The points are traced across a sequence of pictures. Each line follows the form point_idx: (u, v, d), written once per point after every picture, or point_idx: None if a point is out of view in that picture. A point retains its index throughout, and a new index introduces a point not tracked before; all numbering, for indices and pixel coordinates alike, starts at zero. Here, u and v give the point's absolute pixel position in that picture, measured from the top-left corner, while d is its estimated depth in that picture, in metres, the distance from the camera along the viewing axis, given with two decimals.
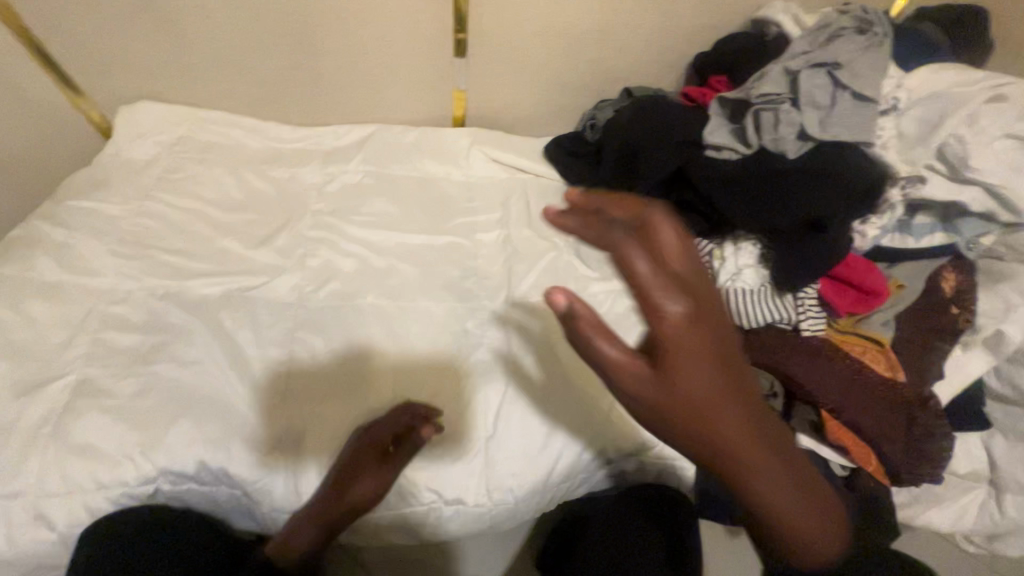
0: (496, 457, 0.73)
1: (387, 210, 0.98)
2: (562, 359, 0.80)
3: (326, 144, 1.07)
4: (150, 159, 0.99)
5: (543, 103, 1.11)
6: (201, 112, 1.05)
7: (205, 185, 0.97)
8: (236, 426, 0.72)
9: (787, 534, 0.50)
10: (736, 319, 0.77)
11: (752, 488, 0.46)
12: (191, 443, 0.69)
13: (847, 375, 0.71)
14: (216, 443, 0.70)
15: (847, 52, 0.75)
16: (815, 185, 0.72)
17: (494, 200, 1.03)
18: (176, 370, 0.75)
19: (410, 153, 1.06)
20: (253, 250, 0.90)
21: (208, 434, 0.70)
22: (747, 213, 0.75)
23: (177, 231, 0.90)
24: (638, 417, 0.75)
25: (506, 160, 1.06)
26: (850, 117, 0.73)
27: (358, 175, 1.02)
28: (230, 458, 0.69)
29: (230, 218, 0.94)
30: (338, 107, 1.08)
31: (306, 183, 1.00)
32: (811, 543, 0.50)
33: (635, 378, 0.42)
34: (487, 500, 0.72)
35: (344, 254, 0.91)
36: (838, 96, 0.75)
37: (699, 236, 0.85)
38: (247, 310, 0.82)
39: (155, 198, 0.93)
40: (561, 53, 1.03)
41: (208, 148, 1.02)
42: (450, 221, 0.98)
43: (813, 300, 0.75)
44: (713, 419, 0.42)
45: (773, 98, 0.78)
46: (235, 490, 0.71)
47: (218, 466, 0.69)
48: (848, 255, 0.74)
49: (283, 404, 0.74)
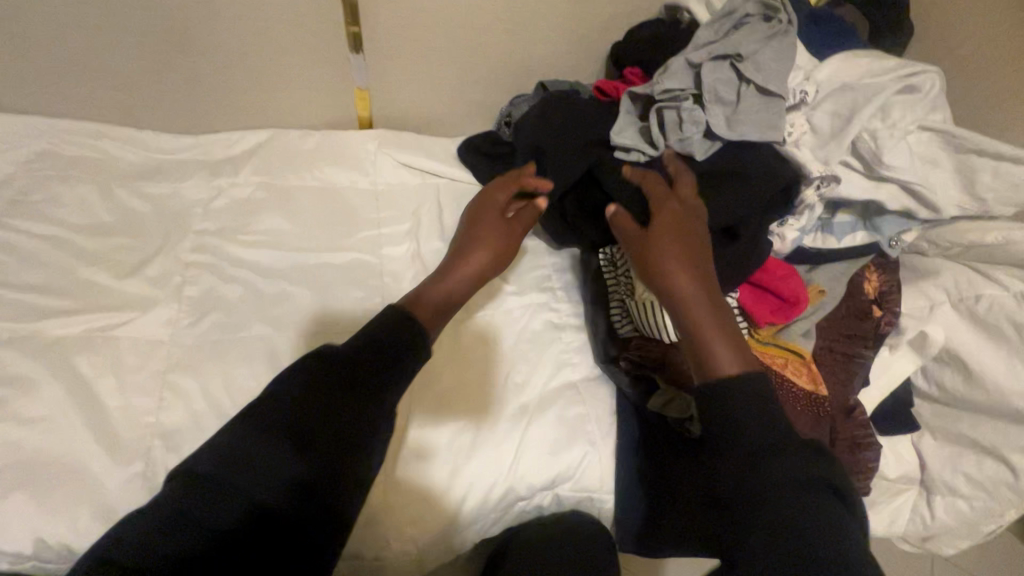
0: (395, 506, 0.65)
1: (282, 226, 0.88)
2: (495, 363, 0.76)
3: (214, 154, 0.96)
4: (2, 180, 0.86)
5: (456, 100, 1.03)
6: (63, 122, 0.92)
7: (67, 207, 0.85)
8: (88, 491, 0.63)
9: (697, 348, 0.59)
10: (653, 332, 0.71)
11: (690, 310, 0.60)
12: (28, 518, 0.60)
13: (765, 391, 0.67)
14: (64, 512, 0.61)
15: (747, 42, 0.69)
16: (728, 191, 0.67)
17: (405, 209, 0.94)
18: (18, 431, 0.65)
19: (309, 160, 0.96)
20: (122, 281, 0.79)
21: (49, 505, 0.61)
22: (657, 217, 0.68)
23: (31, 262, 0.79)
24: (551, 448, 0.69)
25: (417, 164, 0.98)
26: (756, 115, 0.68)
27: (249, 187, 0.92)
28: (79, 530, 0.61)
29: (95, 245, 0.83)
30: (226, 111, 0.97)
31: (189, 200, 0.89)
32: (717, 348, 0.58)
33: (630, 231, 0.66)
34: (386, 552, 0.65)
35: (230, 279, 0.81)
36: (743, 92, 0.69)
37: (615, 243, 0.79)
38: (110, 352, 0.72)
39: (5, 226, 0.81)
40: (469, 46, 0.94)
41: (73, 164, 0.89)
42: (354, 235, 0.89)
43: None
44: (659, 255, 0.62)
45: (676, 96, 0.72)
46: None
47: (64, 543, 0.60)
48: (767, 259, 0.69)
49: (147, 462, 0.65)
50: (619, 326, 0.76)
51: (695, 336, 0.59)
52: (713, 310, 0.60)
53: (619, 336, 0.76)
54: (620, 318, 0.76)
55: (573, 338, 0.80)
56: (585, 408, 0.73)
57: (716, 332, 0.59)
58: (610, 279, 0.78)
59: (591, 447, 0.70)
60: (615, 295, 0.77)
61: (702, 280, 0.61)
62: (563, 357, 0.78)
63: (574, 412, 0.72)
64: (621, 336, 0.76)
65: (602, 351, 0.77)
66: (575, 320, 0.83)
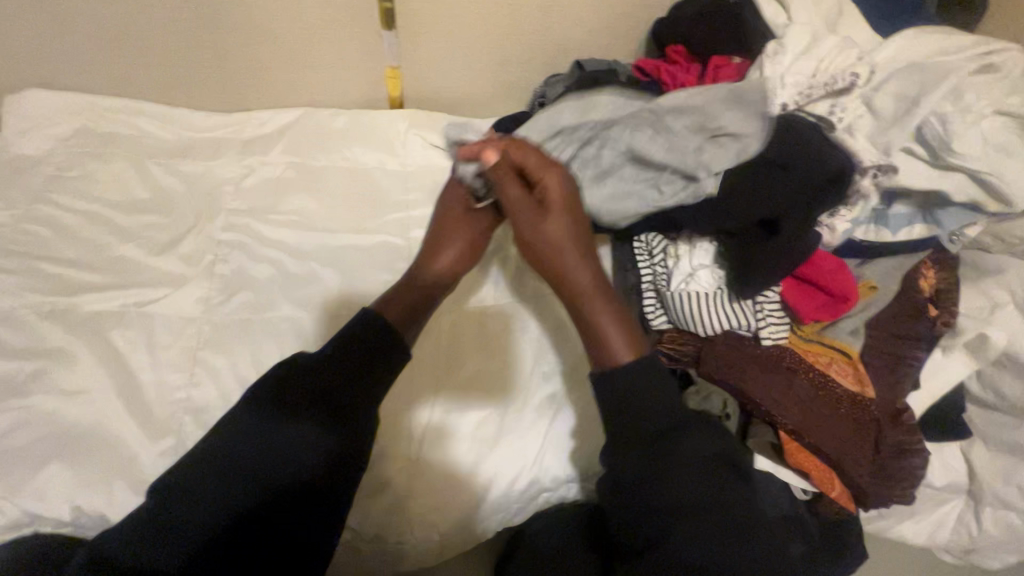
0: (421, 489, 0.65)
1: (310, 206, 0.87)
2: (467, 343, 0.73)
3: (246, 133, 0.95)
4: (43, 155, 0.88)
5: (489, 80, 1.00)
6: (100, 99, 0.93)
7: (104, 184, 0.86)
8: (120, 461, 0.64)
9: (596, 337, 0.64)
10: (690, 326, 0.69)
11: (588, 296, 0.67)
12: (65, 481, 0.62)
13: (807, 392, 0.63)
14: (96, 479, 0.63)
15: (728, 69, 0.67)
16: (771, 180, 0.63)
17: (433, 191, 0.92)
18: (58, 401, 0.66)
19: (339, 140, 0.95)
20: (156, 258, 0.80)
21: (84, 471, 0.63)
22: (695, 212, 0.68)
23: (70, 237, 0.81)
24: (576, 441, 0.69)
25: (447, 146, 0.95)
26: (745, 124, 0.65)
27: (280, 167, 0.91)
28: (109, 499, 0.62)
29: (131, 221, 0.84)
30: (258, 89, 0.97)
31: (221, 178, 0.89)
32: (610, 330, 0.64)
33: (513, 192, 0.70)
34: (407, 535, 0.64)
35: (259, 258, 0.81)
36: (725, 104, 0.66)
37: (653, 233, 0.75)
38: (144, 327, 0.73)
39: (45, 201, 0.83)
40: (504, 23, 0.91)
41: (109, 141, 0.90)
42: (381, 217, 0.88)
43: (773, 304, 0.67)
44: (535, 226, 0.68)
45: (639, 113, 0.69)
46: None
47: (99, 512, 0.62)
48: (815, 253, 0.65)
49: (176, 437, 0.66)
50: (653, 317, 0.73)
51: (596, 325, 0.65)
52: (603, 285, 0.68)
53: (652, 327, 0.73)
54: (653, 310, 0.73)
55: None
56: None
57: (612, 314, 0.65)
58: (644, 268, 0.74)
59: None
60: (649, 286, 0.73)
61: (589, 260, 0.69)
62: None
63: None
64: (654, 327, 0.73)
65: None
66: None
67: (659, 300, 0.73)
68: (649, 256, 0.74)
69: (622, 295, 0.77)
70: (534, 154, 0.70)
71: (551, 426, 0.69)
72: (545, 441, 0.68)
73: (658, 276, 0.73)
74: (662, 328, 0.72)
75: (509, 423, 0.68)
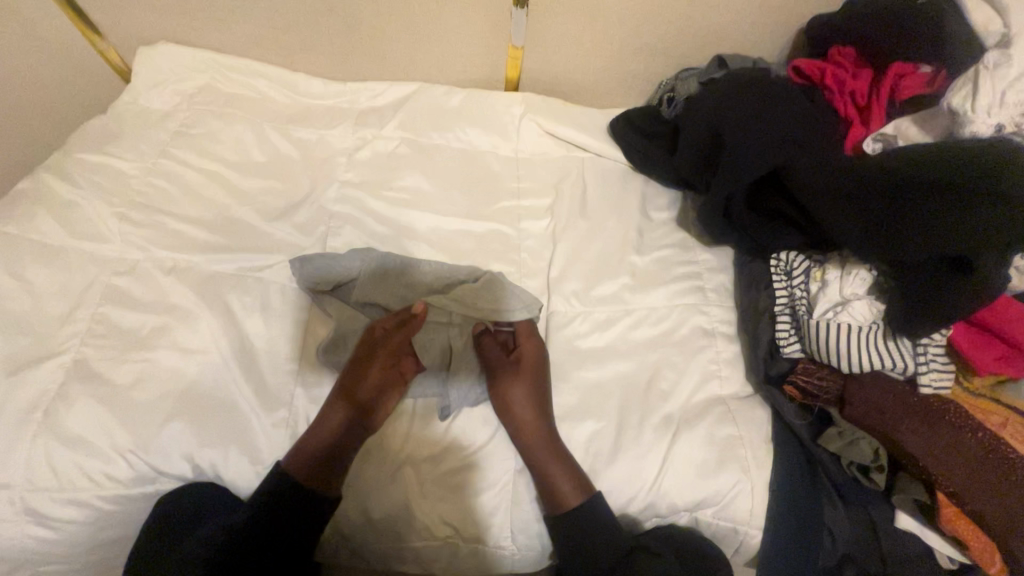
0: (524, 493, 0.64)
1: (422, 185, 0.84)
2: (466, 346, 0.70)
3: (361, 104, 0.93)
4: (169, 110, 0.89)
5: (613, 69, 0.94)
6: (225, 58, 0.93)
7: (223, 143, 0.86)
8: (238, 426, 0.65)
9: (541, 476, 0.62)
10: (832, 360, 0.63)
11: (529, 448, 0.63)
12: (191, 442, 0.63)
13: (975, 452, 0.56)
14: (216, 443, 0.64)
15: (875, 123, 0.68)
16: (962, 210, 0.55)
17: (547, 180, 0.86)
18: (179, 358, 0.67)
19: (453, 118, 0.91)
20: (270, 224, 0.79)
21: (209, 434, 0.64)
22: (866, 239, 0.60)
23: (191, 194, 0.80)
24: (699, 469, 0.63)
25: (564, 134, 0.90)
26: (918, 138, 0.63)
27: (392, 142, 0.88)
28: (227, 463, 0.64)
29: (247, 183, 0.82)
30: (377, 61, 0.95)
31: (334, 148, 0.87)
32: (561, 484, 0.62)
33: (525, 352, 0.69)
34: (511, 542, 0.64)
35: (369, 235, 0.79)
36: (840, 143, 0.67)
37: (792, 251, 0.70)
38: (260, 293, 0.73)
39: (169, 155, 0.83)
40: (643, 8, 0.84)
41: (231, 101, 0.90)
42: (492, 204, 0.83)
43: (938, 348, 0.60)
44: (506, 389, 0.66)
45: (806, 133, 0.68)
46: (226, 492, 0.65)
47: (215, 470, 0.64)
48: (1000, 297, 0.57)
49: (287, 410, 0.66)
50: (785, 344, 0.67)
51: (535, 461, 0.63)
52: (552, 443, 0.64)
53: (783, 355, 0.67)
54: (787, 336, 0.67)
55: (725, 348, 0.72)
56: (738, 430, 0.65)
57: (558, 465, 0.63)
58: (780, 289, 0.70)
59: (744, 475, 0.63)
60: (785, 308, 0.69)
61: (545, 428, 0.64)
62: (712, 367, 0.70)
63: (724, 432, 0.65)
64: (786, 355, 0.67)
65: (761, 369, 0.69)
66: (726, 327, 0.74)
67: (794, 326, 0.68)
68: (786, 276, 0.70)
69: (750, 317, 0.72)
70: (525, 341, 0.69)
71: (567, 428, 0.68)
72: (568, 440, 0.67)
73: (797, 300, 0.68)
74: (794, 357, 0.67)
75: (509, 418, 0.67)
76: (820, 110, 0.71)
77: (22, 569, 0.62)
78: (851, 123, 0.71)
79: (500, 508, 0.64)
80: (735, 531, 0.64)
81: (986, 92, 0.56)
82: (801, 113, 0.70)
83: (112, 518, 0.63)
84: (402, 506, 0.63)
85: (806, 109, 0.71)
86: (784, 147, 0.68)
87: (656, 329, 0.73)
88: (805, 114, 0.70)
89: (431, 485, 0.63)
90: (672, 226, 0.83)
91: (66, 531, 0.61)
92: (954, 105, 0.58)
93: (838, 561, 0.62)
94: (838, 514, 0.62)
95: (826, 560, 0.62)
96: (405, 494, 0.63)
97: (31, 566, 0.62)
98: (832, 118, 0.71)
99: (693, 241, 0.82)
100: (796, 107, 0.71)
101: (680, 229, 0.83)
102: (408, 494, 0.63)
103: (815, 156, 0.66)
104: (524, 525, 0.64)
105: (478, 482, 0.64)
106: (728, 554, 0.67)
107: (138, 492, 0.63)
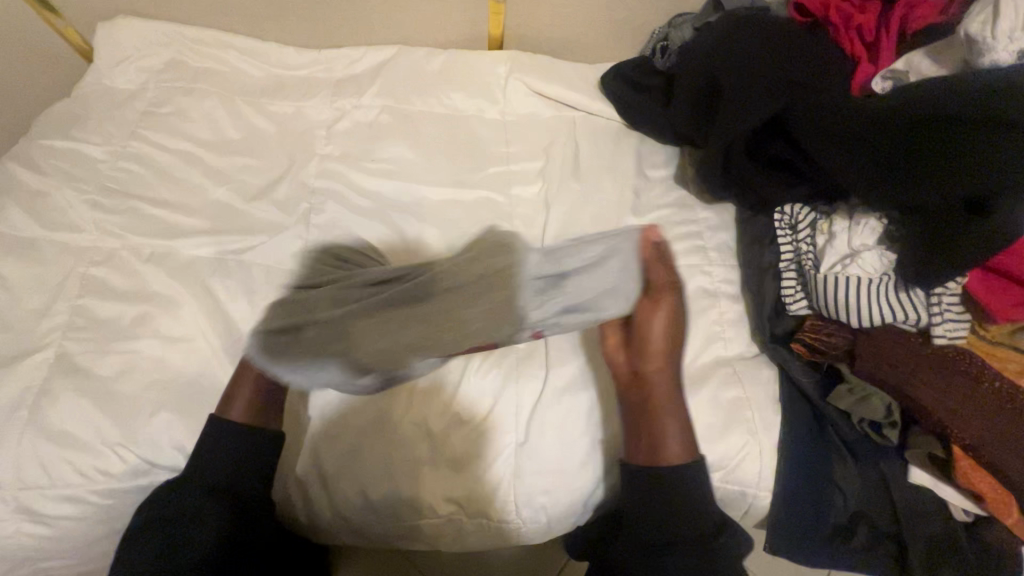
0: (526, 469, 0.62)
1: (406, 154, 0.80)
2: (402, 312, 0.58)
3: (338, 71, 0.88)
4: (135, 89, 0.84)
5: (603, 19, 0.88)
6: (189, 29, 0.87)
7: (195, 121, 0.81)
8: None
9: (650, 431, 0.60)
10: (841, 316, 0.60)
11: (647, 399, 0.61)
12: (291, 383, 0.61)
13: (989, 402, 0.55)
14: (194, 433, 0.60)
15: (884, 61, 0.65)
16: (978, 150, 0.51)
17: (537, 143, 0.82)
18: (163, 348, 0.65)
19: (436, 82, 0.86)
20: (250, 204, 0.75)
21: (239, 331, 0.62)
22: (876, 186, 0.57)
23: (164, 176, 0.77)
24: (704, 433, 0.62)
25: (553, 92, 0.85)
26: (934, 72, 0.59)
27: (373, 110, 0.83)
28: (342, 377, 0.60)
29: (221, 162, 0.78)
30: (352, 24, 0.90)
31: (312, 121, 0.82)
32: (669, 436, 0.59)
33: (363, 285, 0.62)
34: (515, 517, 0.63)
35: (354, 210, 0.75)
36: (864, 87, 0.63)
37: (797, 203, 0.67)
38: (243, 276, 0.70)
39: (138, 136, 0.79)
40: None
41: (199, 76, 0.85)
42: (480, 170, 0.79)
43: (953, 298, 0.57)
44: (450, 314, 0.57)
45: (816, 72, 0.64)
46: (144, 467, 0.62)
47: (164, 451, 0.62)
48: (1021, 240, 0.53)
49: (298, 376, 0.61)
50: (792, 301, 0.65)
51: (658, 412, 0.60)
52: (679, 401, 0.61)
53: (790, 312, 0.65)
54: (794, 293, 0.64)
55: (728, 309, 0.69)
56: (745, 392, 0.63)
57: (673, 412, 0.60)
58: (784, 243, 0.67)
59: (751, 437, 0.61)
60: (790, 263, 0.66)
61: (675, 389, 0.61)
62: (716, 329, 0.68)
63: (730, 394, 0.63)
64: (793, 313, 0.65)
65: (767, 329, 0.66)
66: (729, 287, 0.70)
67: (801, 282, 0.65)
68: (791, 229, 0.67)
69: (754, 275, 0.69)
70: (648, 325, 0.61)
71: (569, 398, 0.64)
72: (566, 412, 0.63)
73: (803, 256, 0.65)
74: (802, 314, 0.64)
75: (511, 389, 0.64)
76: (825, 46, 0.67)
77: (22, 568, 0.61)
78: (858, 61, 0.66)
79: (505, 482, 0.62)
80: (742, 495, 0.62)
81: (1006, 16, 0.51)
82: (806, 54, 0.66)
83: (110, 512, 0.62)
84: (405, 489, 0.62)
85: (812, 49, 0.66)
86: (790, 93, 0.63)
87: None
88: (812, 56, 0.66)
89: (434, 461, 0.62)
90: (670, 184, 0.79)
91: (64, 527, 0.60)
92: (970, 32, 0.54)
93: (849, 517, 0.62)
94: (849, 470, 0.62)
95: (837, 518, 0.62)
96: (409, 477, 0.62)
97: (30, 564, 0.62)
98: (839, 57, 0.66)
99: (693, 199, 0.78)
100: (798, 46, 0.66)
101: (678, 187, 0.79)
102: (409, 471, 0.62)
103: (818, 97, 0.62)
104: (530, 499, 0.62)
105: (486, 456, 0.62)
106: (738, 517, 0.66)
107: (131, 485, 0.62)
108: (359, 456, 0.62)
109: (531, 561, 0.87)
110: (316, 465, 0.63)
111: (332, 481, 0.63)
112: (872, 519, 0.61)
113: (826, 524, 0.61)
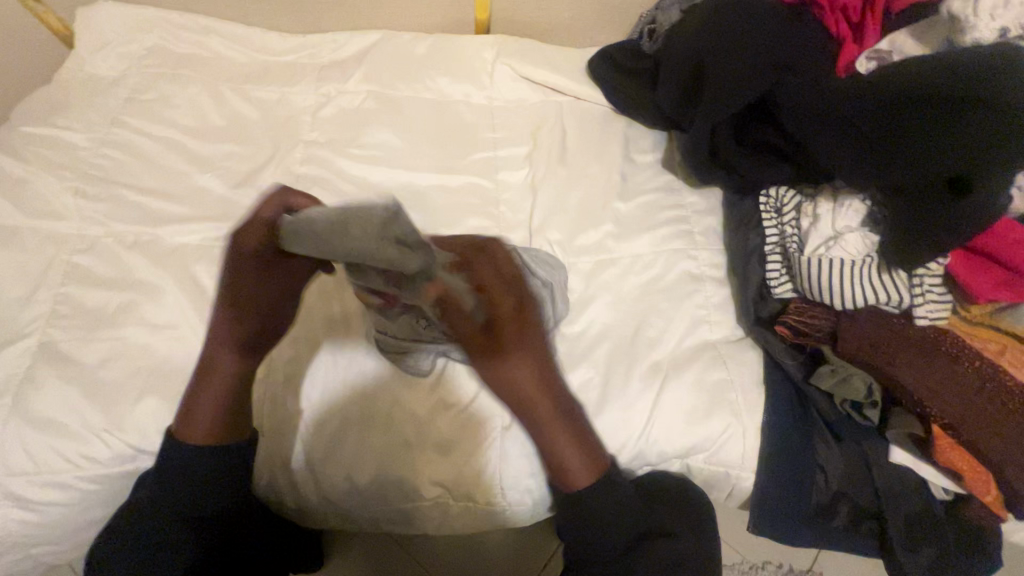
0: (512, 451, 0.62)
1: (392, 139, 0.79)
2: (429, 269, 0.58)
3: (323, 57, 0.87)
4: (118, 75, 0.83)
5: (590, 2, 0.88)
6: (172, 15, 0.86)
7: (178, 108, 0.80)
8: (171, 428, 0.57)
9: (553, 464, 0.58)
10: (825, 298, 0.60)
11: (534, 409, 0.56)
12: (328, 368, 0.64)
13: (969, 381, 0.55)
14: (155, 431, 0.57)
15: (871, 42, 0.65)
16: (960, 127, 0.51)
17: (523, 128, 0.81)
18: (148, 335, 0.65)
19: (422, 67, 0.85)
20: (235, 191, 0.74)
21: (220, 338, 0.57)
22: (857, 166, 0.57)
23: (147, 163, 0.76)
24: (689, 416, 0.62)
25: (541, 78, 0.84)
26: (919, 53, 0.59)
27: (359, 96, 0.83)
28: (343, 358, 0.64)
29: (205, 149, 0.78)
30: (337, 9, 0.89)
31: (296, 107, 0.81)
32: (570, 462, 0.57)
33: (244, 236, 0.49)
34: (501, 499, 0.63)
35: (339, 197, 0.74)
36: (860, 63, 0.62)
37: (782, 186, 0.67)
38: None
39: (121, 123, 0.78)
40: None
41: (182, 62, 0.84)
42: (467, 156, 0.78)
43: (934, 279, 0.58)
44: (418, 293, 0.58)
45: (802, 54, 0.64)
46: (126, 457, 0.62)
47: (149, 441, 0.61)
48: (1003, 221, 0.53)
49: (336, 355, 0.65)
50: (777, 284, 0.65)
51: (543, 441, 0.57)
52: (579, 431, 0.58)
53: (775, 295, 0.65)
54: (779, 277, 0.65)
55: (714, 293, 0.69)
56: (729, 374, 0.64)
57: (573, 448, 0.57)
58: (769, 227, 0.67)
59: (735, 419, 0.62)
60: (775, 246, 0.66)
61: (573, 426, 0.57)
62: (701, 313, 0.68)
63: (714, 377, 0.63)
64: (777, 296, 0.65)
65: (752, 310, 0.66)
66: (715, 271, 0.71)
67: (785, 266, 0.65)
68: (775, 214, 0.67)
69: (740, 260, 0.69)
70: (495, 263, 0.51)
71: None
72: None
73: (788, 238, 0.65)
74: (786, 297, 0.64)
75: None
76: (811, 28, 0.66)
77: (11, 554, 0.62)
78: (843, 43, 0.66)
79: (491, 466, 0.62)
80: (727, 475, 0.63)
81: None
82: (793, 36, 0.65)
83: (97, 498, 0.62)
84: (391, 473, 0.62)
85: (799, 31, 0.66)
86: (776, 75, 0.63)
87: (642, 278, 0.70)
88: (799, 37, 0.65)
89: (419, 446, 0.62)
90: (657, 169, 0.79)
91: (54, 513, 0.61)
92: (954, 11, 0.53)
93: (832, 499, 0.62)
94: (831, 451, 0.62)
95: (820, 499, 0.62)
96: (395, 461, 0.62)
97: (20, 550, 0.62)
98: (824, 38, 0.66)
99: (680, 184, 0.78)
100: (784, 28, 0.66)
101: (665, 172, 0.79)
102: (395, 456, 0.62)
103: (802, 79, 0.62)
104: (515, 480, 0.62)
105: (471, 440, 0.62)
106: (722, 497, 0.67)
107: (117, 472, 0.62)
108: (345, 443, 0.62)
109: (519, 543, 0.88)
110: (302, 451, 0.63)
111: (318, 465, 0.63)
112: (855, 501, 0.62)
113: (809, 504, 0.62)
